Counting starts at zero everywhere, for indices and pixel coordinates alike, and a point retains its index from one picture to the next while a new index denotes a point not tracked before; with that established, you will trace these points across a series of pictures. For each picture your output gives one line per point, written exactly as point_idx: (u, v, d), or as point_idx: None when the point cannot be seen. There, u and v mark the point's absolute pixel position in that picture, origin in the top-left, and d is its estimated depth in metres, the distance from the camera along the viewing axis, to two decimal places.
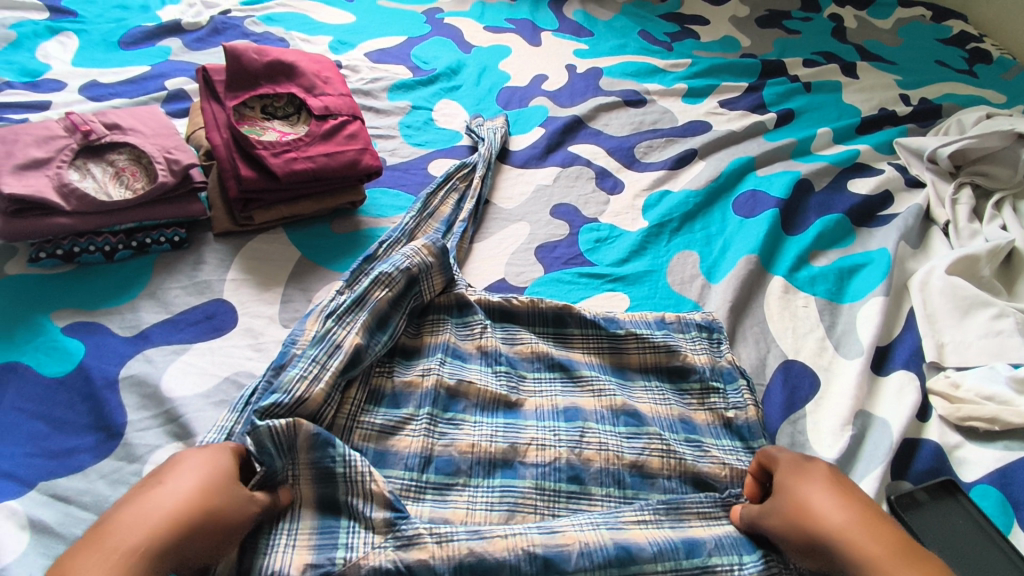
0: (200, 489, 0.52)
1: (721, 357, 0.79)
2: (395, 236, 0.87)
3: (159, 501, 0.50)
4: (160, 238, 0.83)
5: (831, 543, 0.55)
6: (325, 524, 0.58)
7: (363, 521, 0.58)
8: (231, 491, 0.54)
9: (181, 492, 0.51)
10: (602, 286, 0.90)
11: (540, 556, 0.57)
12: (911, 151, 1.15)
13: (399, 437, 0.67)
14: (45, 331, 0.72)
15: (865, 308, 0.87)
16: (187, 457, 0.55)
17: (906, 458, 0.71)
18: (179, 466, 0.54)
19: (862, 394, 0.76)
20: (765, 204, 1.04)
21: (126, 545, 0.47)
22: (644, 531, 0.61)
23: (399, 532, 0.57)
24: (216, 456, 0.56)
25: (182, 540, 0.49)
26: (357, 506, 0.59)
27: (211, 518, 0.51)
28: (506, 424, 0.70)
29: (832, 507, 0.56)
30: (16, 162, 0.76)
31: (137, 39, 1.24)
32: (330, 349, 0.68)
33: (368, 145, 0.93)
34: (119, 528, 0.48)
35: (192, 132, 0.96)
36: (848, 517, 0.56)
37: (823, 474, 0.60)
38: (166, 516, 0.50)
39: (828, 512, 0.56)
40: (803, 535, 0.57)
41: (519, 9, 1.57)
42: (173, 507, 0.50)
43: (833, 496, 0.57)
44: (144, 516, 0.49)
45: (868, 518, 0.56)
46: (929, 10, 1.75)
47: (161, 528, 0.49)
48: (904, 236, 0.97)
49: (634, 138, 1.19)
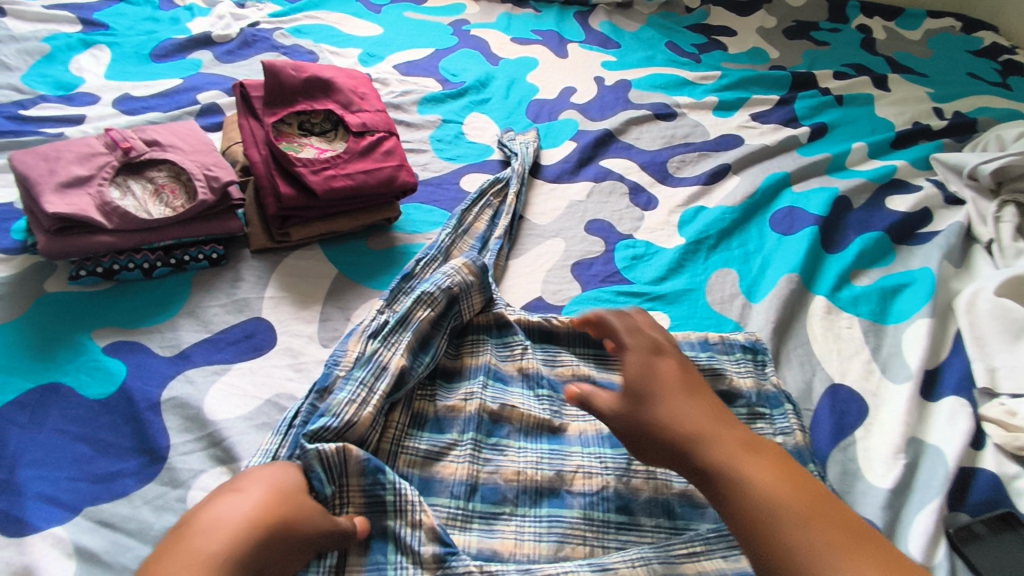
0: (273, 499, 0.53)
1: (767, 380, 0.77)
2: (432, 254, 0.86)
3: (234, 507, 0.51)
4: (198, 255, 0.83)
5: (686, 444, 0.54)
6: (373, 559, 0.57)
7: (411, 556, 0.57)
8: (303, 502, 0.54)
9: (254, 501, 0.52)
10: (641, 305, 0.89)
11: None
12: (950, 167, 1.13)
13: (445, 463, 0.66)
14: (86, 351, 0.72)
15: (910, 330, 0.86)
16: (257, 470, 0.56)
17: (962, 489, 0.69)
18: (251, 477, 0.55)
19: (912, 421, 0.75)
20: (803, 221, 1.02)
21: (208, 550, 0.47)
22: (696, 565, 0.59)
23: (450, 569, 0.56)
24: (284, 471, 0.57)
25: (259, 547, 0.49)
26: (405, 539, 0.58)
27: (286, 526, 0.51)
28: (551, 452, 0.69)
29: (681, 411, 0.55)
30: (59, 180, 0.76)
31: (168, 51, 1.24)
32: (376, 372, 0.67)
33: (404, 161, 0.93)
34: (199, 533, 0.48)
35: (228, 146, 0.97)
36: (692, 417, 0.55)
37: (672, 379, 0.58)
38: (243, 521, 0.50)
39: (682, 416, 0.55)
40: (655, 436, 0.55)
41: (545, 21, 1.56)
42: (250, 513, 0.50)
43: (691, 402, 0.56)
44: (222, 520, 0.49)
45: (713, 419, 0.55)
46: (959, 21, 1.72)
47: (239, 533, 0.49)
48: (947, 255, 0.95)
49: (666, 152, 1.18)
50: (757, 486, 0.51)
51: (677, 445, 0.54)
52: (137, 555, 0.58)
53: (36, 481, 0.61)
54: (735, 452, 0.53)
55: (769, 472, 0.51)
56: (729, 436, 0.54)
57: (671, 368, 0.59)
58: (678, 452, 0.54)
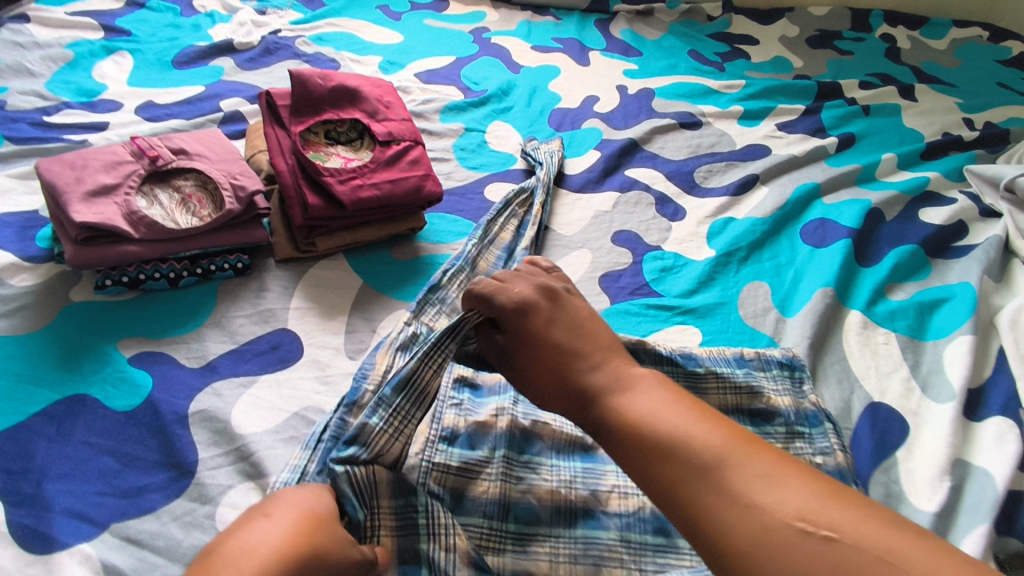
0: (304, 525, 0.50)
1: (805, 398, 0.74)
2: (459, 265, 0.85)
3: (263, 536, 0.48)
4: (224, 265, 0.82)
5: (564, 365, 0.59)
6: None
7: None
8: (334, 531, 0.52)
9: (284, 527, 0.49)
10: (672, 319, 0.87)
11: None
12: (985, 179, 1.10)
13: (476, 481, 0.64)
14: (111, 361, 0.71)
15: (950, 347, 0.83)
16: (286, 493, 0.54)
17: (1012, 514, 0.66)
18: (282, 501, 0.52)
19: (957, 442, 0.72)
20: (836, 233, 1.00)
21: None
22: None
23: None
24: (316, 494, 0.54)
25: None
26: (439, 561, 0.56)
27: (317, 556, 0.49)
28: (584, 475, 0.66)
29: (553, 333, 0.62)
30: (87, 189, 0.76)
31: (190, 58, 1.24)
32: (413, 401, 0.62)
33: (431, 170, 0.91)
34: (227, 565, 0.46)
35: (252, 154, 0.96)
36: (564, 340, 0.61)
37: (560, 314, 0.64)
38: (273, 550, 0.47)
39: (549, 339, 0.62)
40: (534, 359, 0.61)
41: (566, 29, 1.55)
42: (281, 541, 0.48)
43: (566, 328, 0.63)
44: (252, 549, 0.47)
45: (585, 339, 0.62)
46: (985, 31, 1.70)
47: (269, 562, 0.46)
48: (987, 270, 0.93)
49: (692, 162, 1.16)
50: (636, 405, 0.54)
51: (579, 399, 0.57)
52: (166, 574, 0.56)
53: (63, 495, 0.60)
54: (615, 375, 0.57)
55: (650, 394, 0.54)
56: (610, 363, 0.59)
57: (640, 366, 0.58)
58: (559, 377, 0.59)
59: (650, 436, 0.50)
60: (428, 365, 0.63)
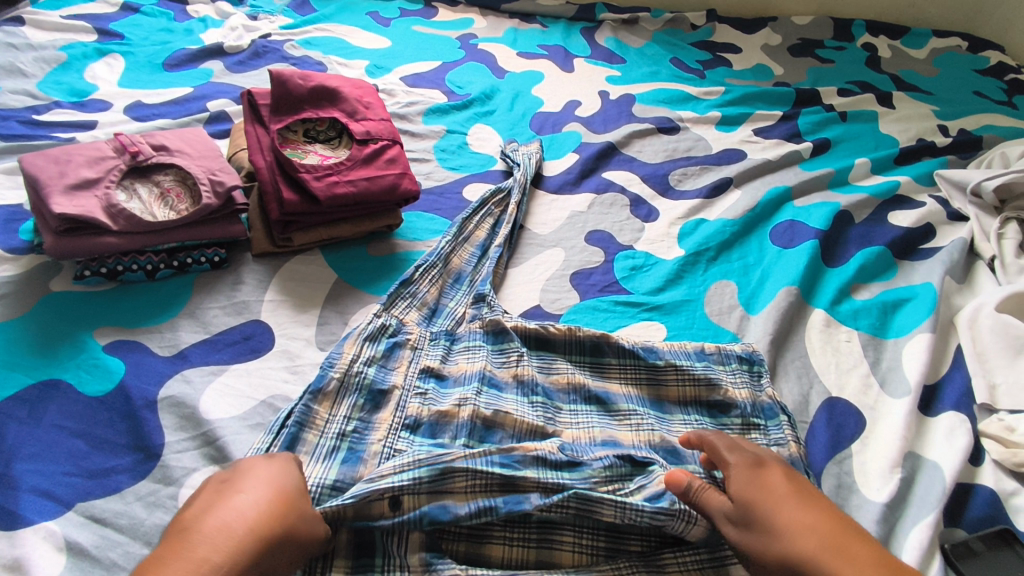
0: (276, 502, 0.50)
1: (762, 391, 0.77)
2: (431, 261, 0.87)
3: (237, 513, 0.49)
4: (200, 258, 0.84)
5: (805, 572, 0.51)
6: (359, 565, 0.57)
7: (398, 564, 0.57)
8: (305, 509, 0.52)
9: (258, 505, 0.50)
10: (639, 315, 0.89)
11: None
12: (953, 183, 1.13)
13: (453, 482, 0.61)
14: (86, 349, 0.73)
15: (910, 344, 0.85)
16: (257, 468, 0.53)
17: (960, 505, 0.69)
18: (251, 476, 0.52)
19: (910, 435, 0.74)
20: (804, 235, 1.02)
21: (212, 560, 0.45)
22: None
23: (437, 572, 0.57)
24: (286, 468, 0.54)
25: (260, 560, 0.47)
26: (394, 546, 0.58)
27: (288, 535, 0.49)
28: (555, 466, 0.64)
29: (794, 526, 0.54)
30: (68, 182, 0.78)
31: (180, 61, 1.27)
32: (484, 511, 0.60)
33: (407, 169, 0.94)
34: (202, 542, 0.46)
35: (234, 152, 0.99)
36: (805, 535, 0.53)
37: (790, 501, 0.56)
38: (248, 531, 0.48)
39: (785, 532, 0.53)
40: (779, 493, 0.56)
41: (552, 36, 1.58)
42: (254, 521, 0.48)
43: (805, 517, 0.54)
44: (227, 526, 0.47)
45: (841, 541, 0.53)
46: (965, 40, 1.73)
47: (243, 544, 0.47)
48: (949, 270, 0.95)
49: (668, 166, 1.18)
50: None
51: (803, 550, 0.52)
52: (128, 552, 0.58)
53: (31, 475, 0.61)
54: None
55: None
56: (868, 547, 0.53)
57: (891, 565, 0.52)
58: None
59: None
60: (539, 481, 0.62)
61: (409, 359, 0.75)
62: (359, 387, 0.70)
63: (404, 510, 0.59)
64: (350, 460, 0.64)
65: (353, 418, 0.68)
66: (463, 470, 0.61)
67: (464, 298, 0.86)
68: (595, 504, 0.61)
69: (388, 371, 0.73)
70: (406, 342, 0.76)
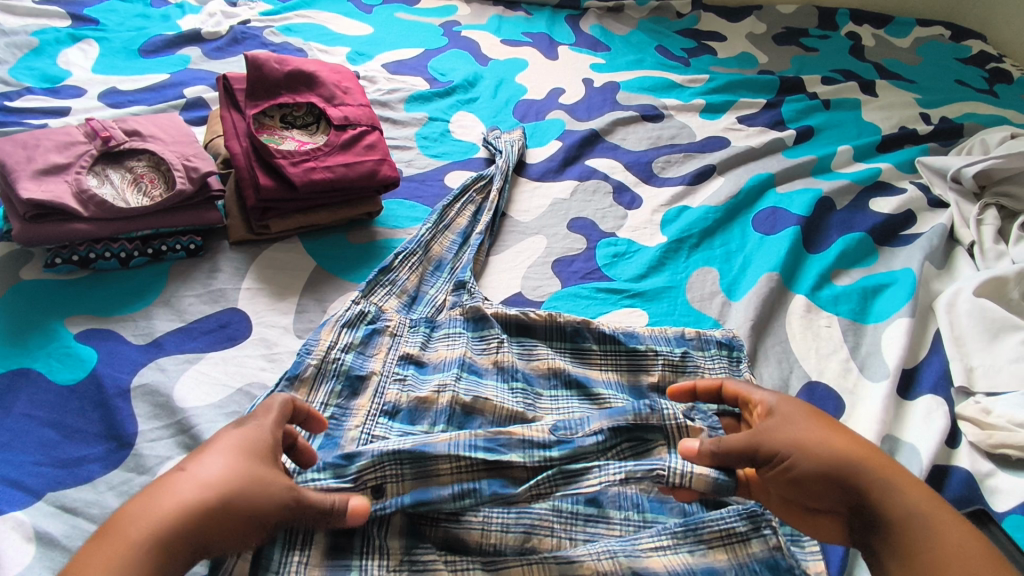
0: (215, 476, 0.48)
1: (740, 376, 0.77)
2: (410, 248, 0.86)
3: (165, 495, 0.47)
4: (176, 246, 0.83)
5: (845, 472, 0.54)
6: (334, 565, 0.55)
7: (376, 547, 0.56)
8: (260, 474, 0.50)
9: (195, 481, 0.48)
10: (621, 302, 0.89)
11: None
12: (934, 170, 1.13)
13: (436, 464, 0.60)
14: (58, 337, 0.71)
15: (889, 329, 0.86)
16: (218, 438, 0.52)
17: (936, 485, 0.69)
18: (209, 448, 0.51)
19: (889, 418, 0.75)
20: (785, 221, 1.02)
21: (132, 540, 0.45)
22: (663, 559, 0.58)
23: (414, 559, 0.56)
24: (250, 432, 0.53)
25: (190, 536, 0.46)
26: (375, 523, 0.57)
27: (225, 504, 0.47)
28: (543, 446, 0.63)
29: (832, 436, 0.56)
30: (37, 167, 0.77)
31: (157, 47, 1.24)
32: (467, 493, 0.59)
33: (387, 155, 0.92)
34: (128, 521, 0.46)
35: (210, 140, 0.97)
36: (843, 443, 0.56)
37: (829, 421, 0.58)
38: (173, 512, 0.46)
39: (830, 441, 0.56)
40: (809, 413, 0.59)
41: (536, 23, 1.57)
42: (186, 497, 0.47)
43: (836, 429, 0.57)
44: (151, 509, 0.46)
45: (867, 448, 0.56)
46: (948, 30, 1.74)
47: (167, 524, 0.46)
48: (929, 256, 0.96)
49: (651, 153, 1.18)
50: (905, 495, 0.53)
51: (837, 455, 0.55)
52: None
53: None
54: (918, 499, 0.53)
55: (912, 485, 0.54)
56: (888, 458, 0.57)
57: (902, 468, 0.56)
58: (840, 486, 0.54)
59: (898, 513, 0.52)
60: (525, 463, 0.62)
61: (388, 346, 0.74)
62: (337, 373, 0.69)
63: (387, 496, 0.59)
64: (328, 445, 0.63)
65: (331, 404, 0.67)
66: (446, 454, 0.60)
67: (444, 286, 0.85)
68: (580, 474, 0.62)
69: (366, 357, 0.72)
70: (385, 329, 0.75)
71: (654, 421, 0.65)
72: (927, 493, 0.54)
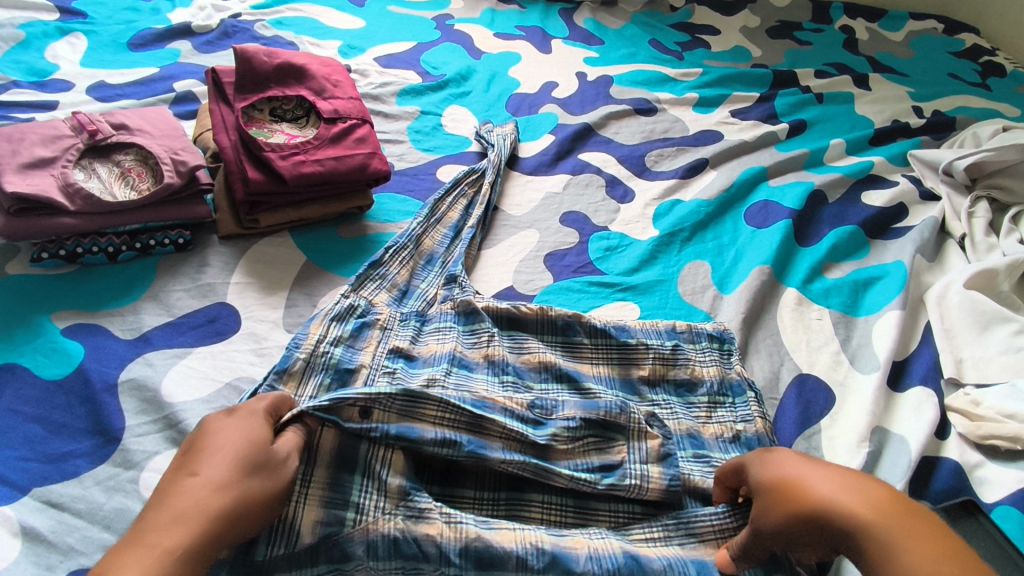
0: (236, 472, 0.50)
1: (732, 368, 0.77)
2: (402, 242, 0.85)
3: (190, 500, 0.47)
4: (164, 240, 0.82)
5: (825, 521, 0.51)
6: (333, 500, 0.55)
7: (376, 483, 0.57)
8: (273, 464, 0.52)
9: (217, 480, 0.49)
10: (612, 295, 0.89)
11: (548, 552, 0.55)
12: (926, 164, 1.13)
13: (424, 406, 0.61)
14: (44, 332, 0.71)
15: (880, 322, 0.86)
16: (222, 434, 0.52)
17: (925, 476, 0.69)
18: (215, 444, 0.51)
19: (879, 410, 0.75)
20: (777, 215, 1.02)
21: (167, 547, 0.45)
22: (652, 549, 0.59)
23: (411, 503, 0.56)
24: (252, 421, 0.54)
25: (224, 533, 0.47)
26: (376, 462, 0.58)
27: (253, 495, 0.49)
28: (521, 419, 0.65)
29: (820, 483, 0.52)
30: (22, 161, 0.76)
31: (146, 40, 1.23)
32: (450, 442, 0.60)
33: (377, 149, 0.92)
34: (155, 529, 0.45)
35: (199, 133, 0.96)
36: (831, 489, 0.52)
37: (796, 459, 0.56)
38: (203, 513, 0.47)
39: (807, 489, 0.52)
40: (799, 463, 0.55)
41: (529, 17, 1.56)
42: (211, 499, 0.48)
43: (827, 475, 0.53)
44: (182, 515, 0.46)
45: (860, 490, 0.51)
46: (941, 23, 1.74)
47: (200, 527, 0.46)
48: (920, 249, 0.96)
49: (644, 147, 1.18)
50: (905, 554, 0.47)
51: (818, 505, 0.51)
52: (85, 536, 0.57)
53: None
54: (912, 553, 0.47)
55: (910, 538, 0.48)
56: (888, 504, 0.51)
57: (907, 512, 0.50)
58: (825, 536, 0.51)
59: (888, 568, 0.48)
60: (505, 430, 0.62)
61: (378, 339, 0.74)
62: (326, 367, 0.68)
63: (374, 421, 0.59)
64: None
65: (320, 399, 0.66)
66: (434, 398, 0.61)
67: (436, 280, 0.85)
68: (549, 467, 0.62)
69: (355, 350, 0.71)
70: (375, 322, 0.75)
71: (622, 421, 0.67)
72: (929, 542, 0.48)
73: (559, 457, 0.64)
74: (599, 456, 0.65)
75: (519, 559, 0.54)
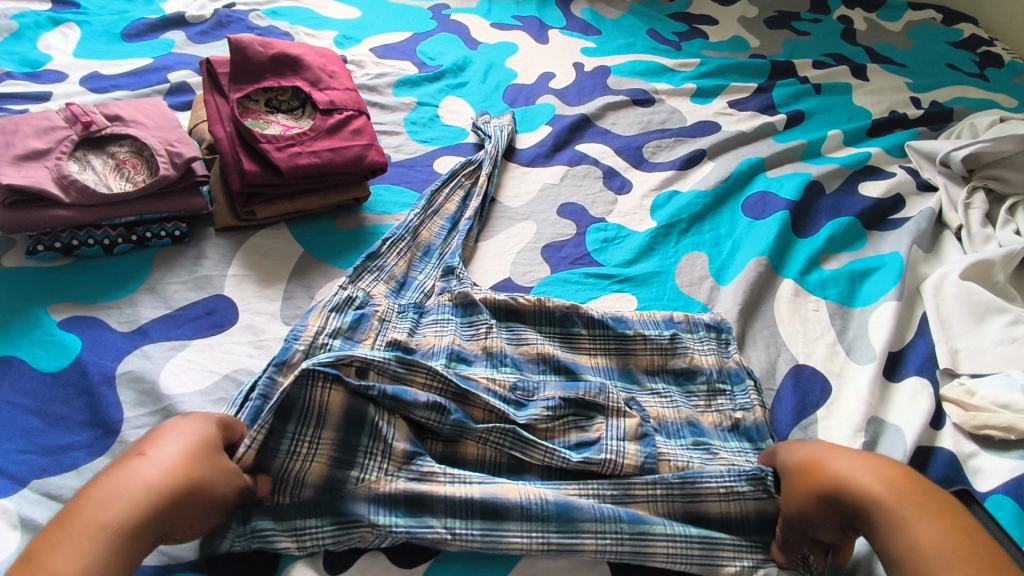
0: (180, 460, 0.52)
1: (729, 358, 0.77)
2: (399, 233, 0.85)
3: (134, 475, 0.50)
4: (160, 232, 0.82)
5: (841, 498, 0.55)
6: (340, 459, 0.60)
7: (381, 446, 0.61)
8: (218, 463, 0.54)
9: (164, 463, 0.51)
10: (610, 287, 0.89)
11: (551, 502, 0.59)
12: (923, 155, 1.13)
13: (415, 374, 0.66)
14: (41, 325, 0.71)
15: (877, 313, 0.86)
16: (174, 426, 0.55)
17: (919, 466, 0.70)
18: (168, 432, 0.54)
19: (874, 400, 0.75)
20: (775, 206, 1.03)
21: (101, 522, 0.47)
22: (652, 507, 0.62)
23: (414, 467, 0.61)
24: (202, 422, 0.56)
25: (161, 518, 0.50)
26: (383, 426, 0.62)
27: (194, 488, 0.51)
28: (503, 400, 0.69)
29: (843, 464, 0.56)
30: (16, 153, 0.76)
31: (140, 31, 1.22)
32: (439, 407, 0.65)
33: (374, 140, 0.91)
34: (94, 504, 0.48)
35: (194, 125, 0.96)
36: (859, 472, 0.55)
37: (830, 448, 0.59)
38: (144, 491, 0.49)
39: (832, 468, 0.56)
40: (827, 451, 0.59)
41: (527, 6, 1.55)
42: (155, 480, 0.50)
43: (857, 460, 0.57)
44: (123, 489, 0.49)
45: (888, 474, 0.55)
46: (939, 14, 1.73)
47: (139, 507, 0.49)
48: (917, 240, 0.96)
49: (642, 138, 1.17)
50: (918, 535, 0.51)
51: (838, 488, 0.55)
52: None
53: None
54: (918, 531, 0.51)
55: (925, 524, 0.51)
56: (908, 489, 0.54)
57: (925, 497, 0.53)
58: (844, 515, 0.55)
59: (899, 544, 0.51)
60: (488, 406, 0.67)
61: (377, 331, 0.73)
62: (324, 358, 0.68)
63: (369, 380, 0.65)
64: None
65: None
66: (426, 367, 0.66)
67: (433, 271, 0.85)
68: (527, 443, 0.65)
69: (354, 343, 0.71)
70: (374, 313, 0.74)
71: (601, 401, 0.69)
72: (942, 525, 0.51)
73: (541, 430, 0.68)
74: (576, 434, 0.68)
75: (522, 508, 0.59)
